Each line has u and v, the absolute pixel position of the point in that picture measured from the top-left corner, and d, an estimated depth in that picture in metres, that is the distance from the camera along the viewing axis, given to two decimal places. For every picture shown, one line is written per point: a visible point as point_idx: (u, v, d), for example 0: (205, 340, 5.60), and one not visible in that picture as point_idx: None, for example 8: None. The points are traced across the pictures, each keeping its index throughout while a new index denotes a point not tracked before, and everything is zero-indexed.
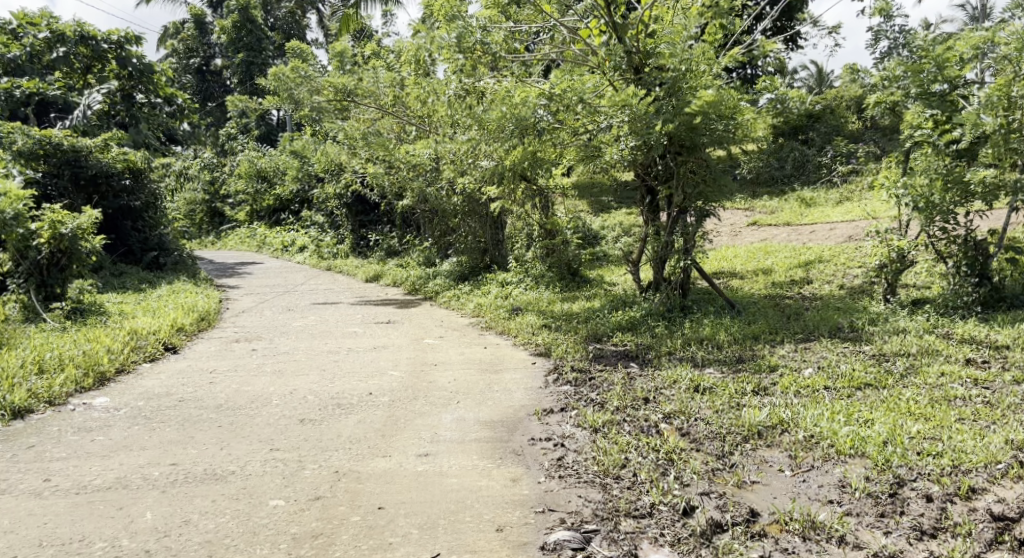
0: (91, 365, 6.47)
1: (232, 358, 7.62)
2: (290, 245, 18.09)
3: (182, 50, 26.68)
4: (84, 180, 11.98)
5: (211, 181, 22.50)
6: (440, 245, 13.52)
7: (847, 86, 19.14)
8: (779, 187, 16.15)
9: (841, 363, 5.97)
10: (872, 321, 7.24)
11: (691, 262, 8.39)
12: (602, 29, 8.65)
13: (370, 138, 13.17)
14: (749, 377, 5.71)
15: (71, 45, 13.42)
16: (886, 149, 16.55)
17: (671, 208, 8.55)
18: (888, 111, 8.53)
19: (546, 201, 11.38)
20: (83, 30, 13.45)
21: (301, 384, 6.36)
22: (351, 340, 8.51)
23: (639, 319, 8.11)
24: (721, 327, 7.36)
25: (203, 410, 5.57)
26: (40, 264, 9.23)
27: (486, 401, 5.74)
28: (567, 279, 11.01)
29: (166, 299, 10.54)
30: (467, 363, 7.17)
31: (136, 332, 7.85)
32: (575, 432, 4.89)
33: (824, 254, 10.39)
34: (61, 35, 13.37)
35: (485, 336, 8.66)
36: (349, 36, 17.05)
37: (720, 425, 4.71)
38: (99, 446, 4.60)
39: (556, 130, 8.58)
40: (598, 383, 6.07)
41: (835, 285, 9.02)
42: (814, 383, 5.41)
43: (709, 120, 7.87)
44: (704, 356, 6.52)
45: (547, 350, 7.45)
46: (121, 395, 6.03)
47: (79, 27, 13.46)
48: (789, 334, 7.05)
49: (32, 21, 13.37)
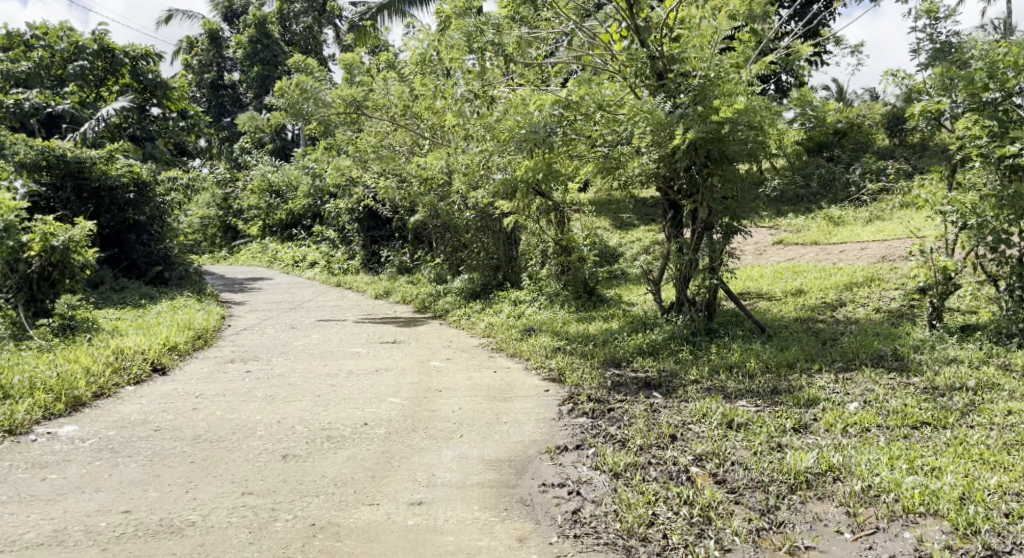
0: (65, 390, 5.98)
1: (223, 380, 7.09)
2: (300, 260, 17.59)
3: (197, 65, 26.42)
4: (87, 192, 11.58)
5: (223, 197, 22.05)
6: (452, 261, 12.98)
7: (875, 103, 18.54)
8: (804, 205, 15.50)
9: (890, 397, 5.30)
10: (917, 348, 6.59)
11: (718, 281, 7.81)
12: (625, 35, 8.04)
13: (381, 151, 12.77)
14: (788, 412, 5.11)
15: (87, 56, 13.18)
16: (918, 166, 15.86)
17: (696, 224, 7.95)
18: (933, 123, 7.89)
19: (561, 217, 10.80)
20: (104, 42, 13.23)
21: (291, 412, 5.82)
22: (353, 362, 7.94)
23: (661, 343, 7.51)
24: (750, 354, 6.76)
25: (178, 441, 5.03)
26: (31, 277, 8.89)
27: (492, 435, 5.16)
28: (583, 298, 10.44)
29: (165, 314, 10.06)
30: (475, 390, 6.59)
31: (123, 351, 7.34)
32: (592, 476, 4.30)
33: (858, 274, 9.73)
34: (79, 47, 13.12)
35: (495, 359, 8.09)
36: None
37: (761, 472, 4.10)
38: (47, 487, 4.06)
39: (572, 141, 7.93)
40: (618, 415, 5.49)
41: (871, 308, 8.38)
42: (863, 420, 4.79)
43: (738, 131, 7.29)
44: (735, 386, 5.92)
45: (562, 375, 6.88)
46: (92, 423, 5.50)
47: (99, 39, 13.23)
48: (827, 362, 6.42)
49: (48, 33, 13.06)
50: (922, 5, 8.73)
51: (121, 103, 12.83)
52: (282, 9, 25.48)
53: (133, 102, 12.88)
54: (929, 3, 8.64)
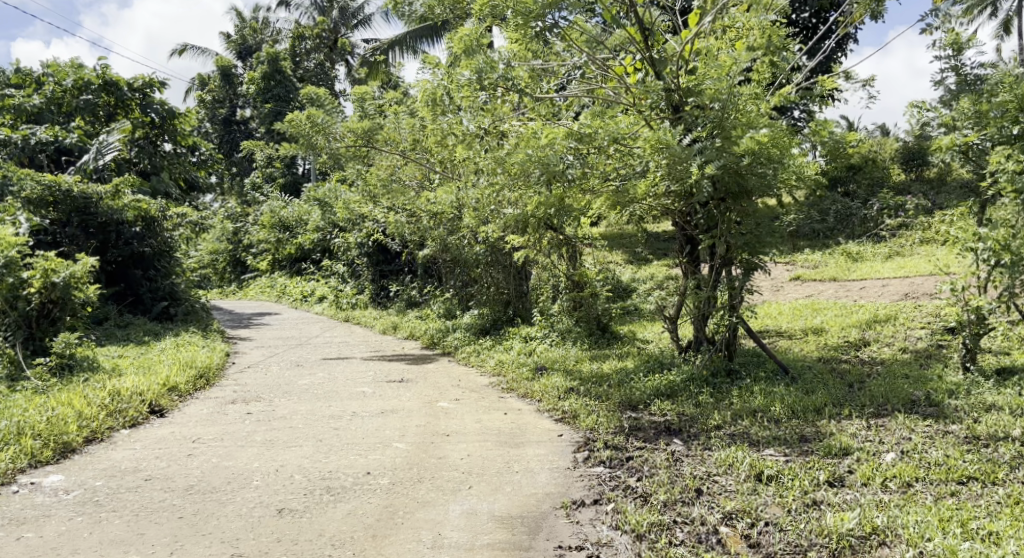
0: (53, 436, 5.71)
1: (222, 422, 6.79)
2: (309, 294, 17.35)
3: (210, 101, 26.54)
4: (93, 227, 11.41)
5: (232, 231, 21.83)
6: (462, 296, 12.71)
7: (891, 138, 18.29)
8: (821, 240, 15.18)
9: (929, 448, 4.95)
10: (952, 393, 6.20)
11: (737, 320, 7.47)
12: (639, 66, 7.84)
13: (390, 186, 12.58)
14: (821, 463, 4.78)
15: (95, 92, 13.01)
16: (937, 202, 15.52)
17: (713, 259, 7.62)
18: (961, 156, 7.58)
19: (573, 251, 10.52)
20: (110, 76, 13.10)
21: (291, 459, 5.52)
22: (357, 403, 7.62)
23: (680, 384, 7.16)
24: (774, 398, 6.41)
25: (168, 492, 4.75)
26: (30, 314, 8.65)
27: (503, 487, 4.85)
28: (596, 335, 10.14)
29: (167, 352, 9.77)
30: (485, 434, 6.26)
31: (119, 392, 7.05)
32: (613, 537, 4.09)
33: (880, 312, 9.38)
34: (87, 82, 12.99)
35: (506, 399, 7.75)
36: (334, 8, 24.67)
37: (798, 534, 3.85)
38: (21, 550, 3.85)
39: (585, 176, 7.65)
40: (637, 465, 5.16)
41: (897, 349, 8.02)
42: (903, 473, 4.46)
43: (758, 165, 7.03)
44: (760, 432, 5.58)
45: (576, 419, 6.54)
46: (79, 472, 5.21)
47: (107, 73, 13.12)
48: (857, 407, 6.06)
49: (57, 69, 12.97)
50: (945, 37, 8.51)
51: (120, 128, 12.58)
52: (294, 46, 25.53)
53: (132, 126, 12.62)
54: (952, 34, 8.42)
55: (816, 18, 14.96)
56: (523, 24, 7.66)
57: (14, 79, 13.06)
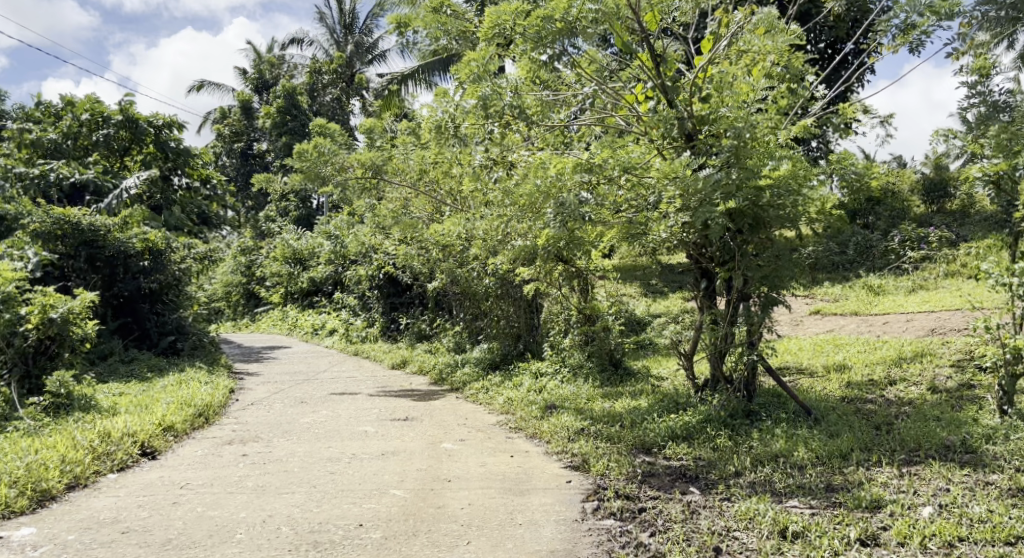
0: (31, 483, 5.41)
1: (214, 466, 6.45)
2: (320, 328, 17.05)
3: (228, 134, 26.61)
4: (101, 261, 11.21)
5: (246, 263, 21.62)
6: (471, 330, 12.37)
7: (913, 168, 17.91)
8: (842, 272, 14.76)
9: (971, 501, 4.59)
10: (989, 438, 5.78)
11: (756, 357, 7.05)
12: (650, 95, 7.54)
13: (399, 220, 12.37)
14: (852, 518, 4.46)
15: (110, 127, 12.91)
16: (961, 234, 15.08)
17: (730, 294, 7.24)
18: (992, 187, 7.19)
19: (584, 284, 10.16)
20: (128, 112, 12.90)
21: (280, 508, 5.19)
22: (357, 444, 7.25)
23: (696, 426, 6.76)
24: (798, 441, 6.01)
25: (143, 547, 4.45)
26: (26, 352, 8.37)
27: (504, 542, 4.50)
28: (609, 370, 9.78)
29: (168, 389, 9.46)
30: (489, 480, 5.89)
31: (110, 433, 6.74)
32: None
33: (906, 348, 8.96)
34: (101, 116, 12.90)
35: (513, 440, 7.36)
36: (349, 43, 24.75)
37: None
38: None
39: (597, 209, 7.31)
40: (652, 518, 4.81)
41: (926, 389, 7.57)
42: (942, 531, 4.21)
43: (777, 196, 6.70)
44: (785, 482, 5.18)
45: (586, 464, 6.15)
46: (54, 523, 4.90)
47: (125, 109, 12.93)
48: (886, 453, 5.66)
49: (71, 102, 12.87)
50: (971, 62, 8.21)
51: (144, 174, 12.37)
52: (310, 80, 25.57)
53: (157, 171, 12.43)
54: (979, 59, 8.11)
55: (831, 49, 14.81)
56: (532, 51, 7.39)
57: (31, 112, 12.97)
